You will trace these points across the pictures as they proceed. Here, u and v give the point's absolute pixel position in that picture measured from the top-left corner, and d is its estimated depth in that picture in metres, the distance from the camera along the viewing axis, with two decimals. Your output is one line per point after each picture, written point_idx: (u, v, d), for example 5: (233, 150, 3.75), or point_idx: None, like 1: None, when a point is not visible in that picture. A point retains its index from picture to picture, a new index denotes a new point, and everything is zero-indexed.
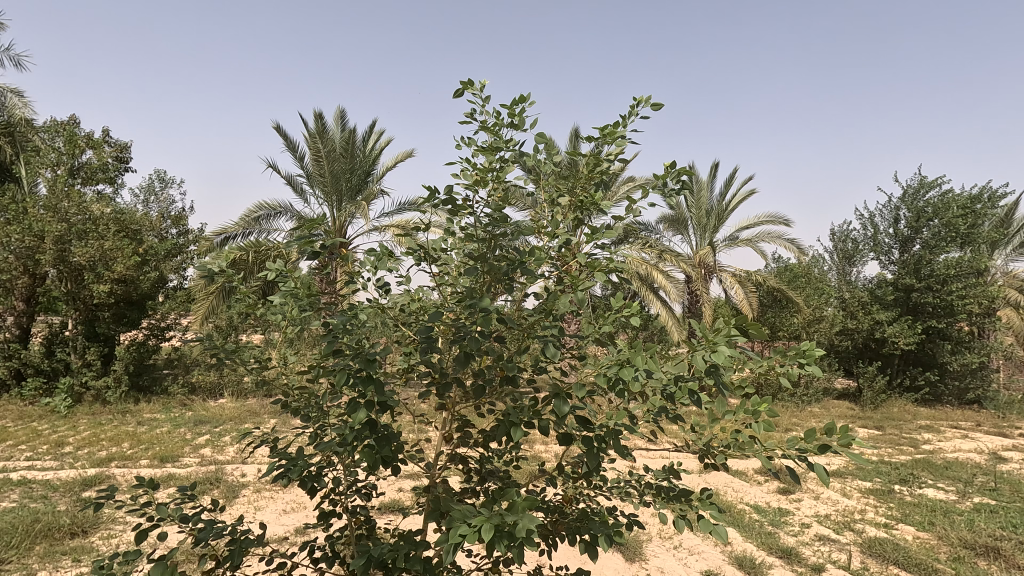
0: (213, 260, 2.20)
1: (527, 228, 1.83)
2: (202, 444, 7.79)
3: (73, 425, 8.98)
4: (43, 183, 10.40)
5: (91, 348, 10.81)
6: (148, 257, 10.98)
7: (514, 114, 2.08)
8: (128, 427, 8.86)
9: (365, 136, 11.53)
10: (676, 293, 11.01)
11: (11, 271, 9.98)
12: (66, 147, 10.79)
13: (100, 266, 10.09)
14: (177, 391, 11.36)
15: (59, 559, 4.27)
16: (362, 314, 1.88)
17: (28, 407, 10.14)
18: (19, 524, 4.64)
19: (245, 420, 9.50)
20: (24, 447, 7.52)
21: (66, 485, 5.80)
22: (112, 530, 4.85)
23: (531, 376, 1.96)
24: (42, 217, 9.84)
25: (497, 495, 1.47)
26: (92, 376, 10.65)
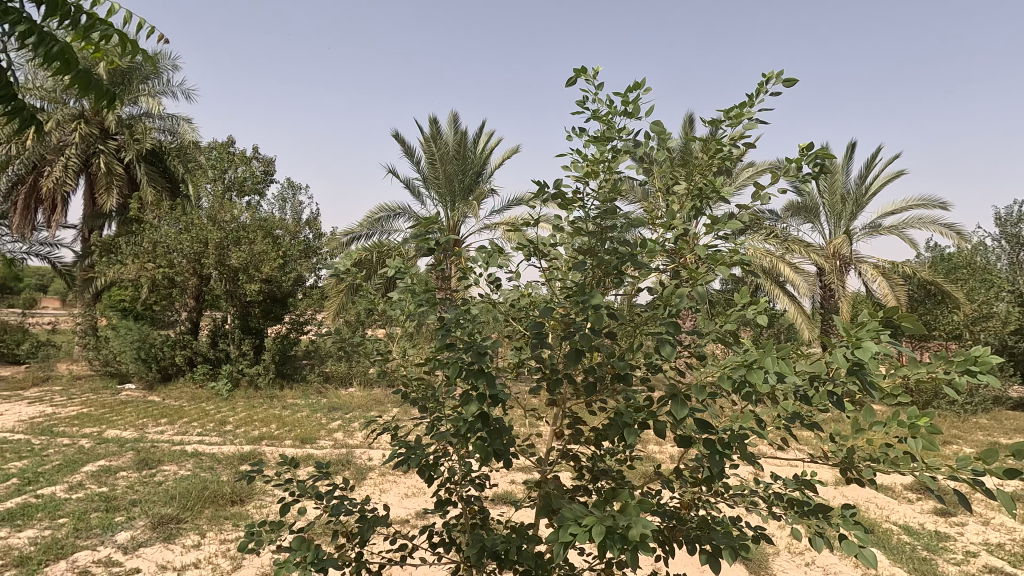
0: (342, 260, 2.38)
1: (641, 220, 1.75)
2: (335, 429, 8.52)
3: (233, 407, 10.29)
4: (205, 196, 12.01)
5: (246, 339, 12.30)
6: (288, 258, 12.28)
7: (628, 101, 2.01)
8: (276, 410, 9.99)
9: (476, 136, 11.84)
10: (806, 287, 10.07)
11: (183, 273, 11.54)
12: (221, 164, 12.39)
13: (251, 268, 11.50)
14: (314, 379, 12.60)
15: (223, 522, 4.90)
16: (474, 309, 1.91)
17: (199, 390, 11.78)
18: (193, 490, 5.41)
19: (371, 408, 10.26)
20: (197, 424, 8.76)
21: (227, 459, 6.67)
22: (263, 500, 5.49)
23: (646, 375, 1.85)
24: (205, 226, 11.41)
25: (611, 496, 1.40)
26: (247, 364, 12.10)
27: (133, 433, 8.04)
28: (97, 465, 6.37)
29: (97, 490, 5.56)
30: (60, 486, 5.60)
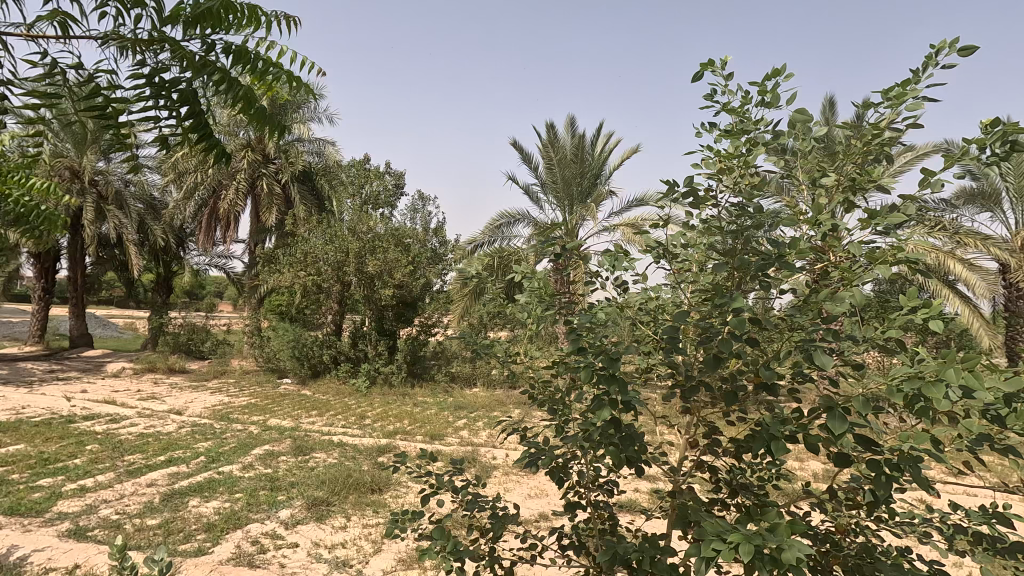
0: (471, 266, 2.49)
1: (784, 217, 1.62)
2: (461, 427, 8.92)
3: (371, 403, 11.21)
4: (346, 210, 13.25)
5: (381, 340, 13.34)
6: (417, 264, 13.13)
7: (766, 90, 1.88)
8: (408, 407, 10.70)
9: (593, 138, 11.76)
10: (985, 287, 8.63)
11: (328, 279, 12.82)
12: (359, 179, 13.59)
13: (386, 274, 12.49)
14: (441, 379, 13.29)
15: (365, 508, 5.35)
16: (602, 313, 1.90)
17: (343, 385, 12.98)
18: (339, 476, 5.97)
19: (494, 409, 10.59)
20: (341, 417, 9.66)
21: (368, 450, 7.27)
22: (398, 490, 5.90)
23: (792, 384, 1.71)
24: (347, 237, 12.60)
25: (757, 513, 1.30)
26: (382, 363, 13.10)
27: (290, 422, 9.08)
28: (263, 449, 7.29)
29: (264, 471, 6.37)
30: (236, 465, 6.50)
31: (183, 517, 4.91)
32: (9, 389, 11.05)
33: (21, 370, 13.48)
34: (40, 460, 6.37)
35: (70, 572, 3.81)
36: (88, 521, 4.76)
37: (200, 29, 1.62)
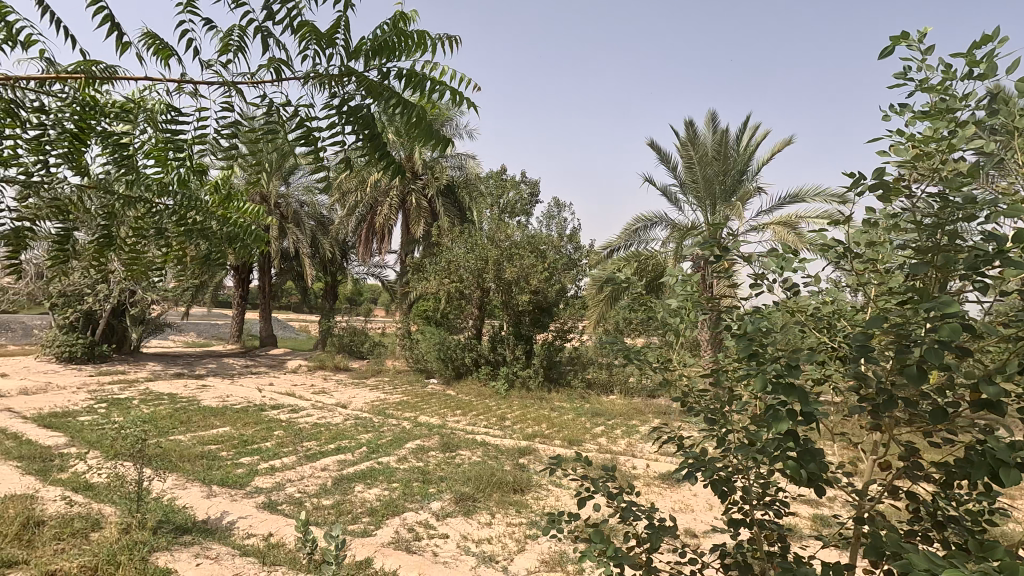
0: (621, 270, 2.46)
1: (1006, 207, 1.38)
2: (600, 434, 8.84)
3: (510, 405, 11.58)
4: (485, 220, 13.91)
5: (519, 345, 13.74)
6: (553, 270, 13.34)
7: (976, 61, 1.62)
8: (545, 411, 10.87)
9: (739, 133, 11.00)
10: None
11: (469, 286, 13.51)
12: (497, 190, 14.21)
13: (523, 281, 12.90)
14: (578, 384, 13.28)
15: (508, 507, 5.52)
16: (771, 317, 1.77)
17: (483, 387, 13.56)
18: (483, 474, 6.22)
19: (632, 417, 10.32)
20: (483, 417, 10.09)
21: (509, 451, 7.50)
22: (539, 492, 6.00)
23: (1022, 404, 1.43)
24: (486, 245, 13.21)
25: (980, 550, 1.12)
26: (520, 367, 13.45)
27: (438, 420, 9.73)
28: (416, 443, 7.89)
29: (416, 463, 6.90)
30: (393, 457, 7.11)
31: (351, 500, 5.49)
32: (218, 380, 13.25)
33: (225, 364, 16.10)
34: (242, 440, 7.55)
35: (266, 538, 4.44)
36: (278, 496, 5.53)
37: (377, 61, 1.78)
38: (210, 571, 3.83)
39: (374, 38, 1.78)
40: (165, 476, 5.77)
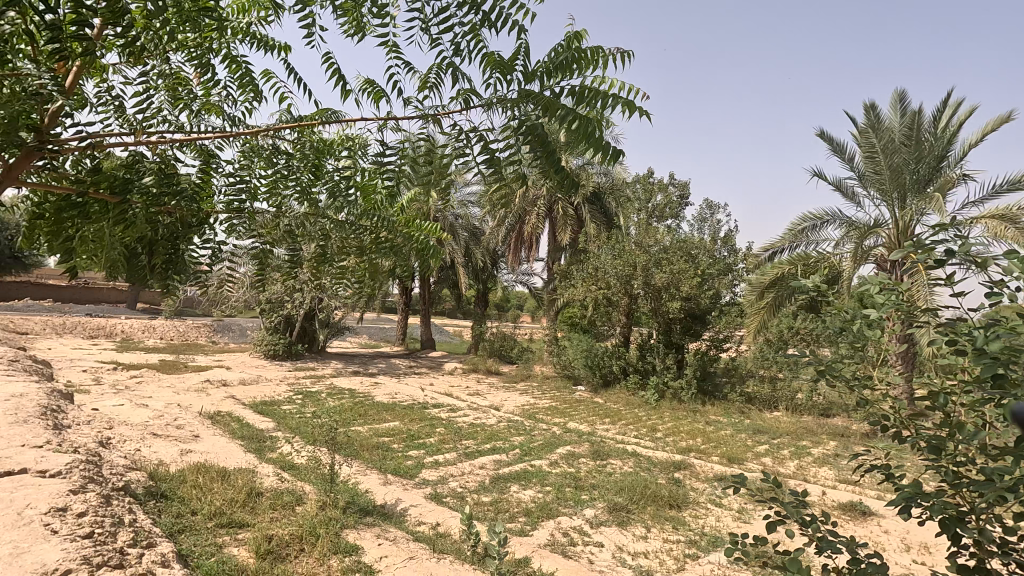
0: (808, 278, 2.28)
1: None
2: (764, 453, 8.14)
3: (661, 416, 11.18)
4: (633, 225, 13.68)
5: (670, 354, 13.23)
6: (706, 276, 12.66)
7: None
8: (700, 424, 10.30)
9: (935, 113, 9.46)
10: None
11: (617, 293, 13.34)
12: (645, 195, 13.91)
13: (673, 287, 12.42)
14: (736, 398, 12.36)
15: (664, 522, 5.32)
16: (1015, 332, 1.51)
17: (632, 396, 13.25)
18: (637, 486, 6.07)
19: (802, 437, 9.33)
20: (633, 427, 9.88)
21: (663, 464, 7.25)
22: (698, 510, 5.70)
23: None
24: (634, 251, 12.97)
25: None
26: (672, 377, 12.90)
27: (587, 427, 9.73)
28: (567, 449, 7.99)
29: (568, 468, 6.98)
30: (545, 460, 7.28)
31: (508, 499, 5.73)
32: (387, 379, 14.68)
33: (393, 365, 17.79)
34: (410, 434, 8.30)
35: (434, 527, 4.82)
36: (442, 489, 5.96)
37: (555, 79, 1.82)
38: (390, 550, 4.25)
39: (552, 59, 1.86)
40: (350, 462, 6.55)
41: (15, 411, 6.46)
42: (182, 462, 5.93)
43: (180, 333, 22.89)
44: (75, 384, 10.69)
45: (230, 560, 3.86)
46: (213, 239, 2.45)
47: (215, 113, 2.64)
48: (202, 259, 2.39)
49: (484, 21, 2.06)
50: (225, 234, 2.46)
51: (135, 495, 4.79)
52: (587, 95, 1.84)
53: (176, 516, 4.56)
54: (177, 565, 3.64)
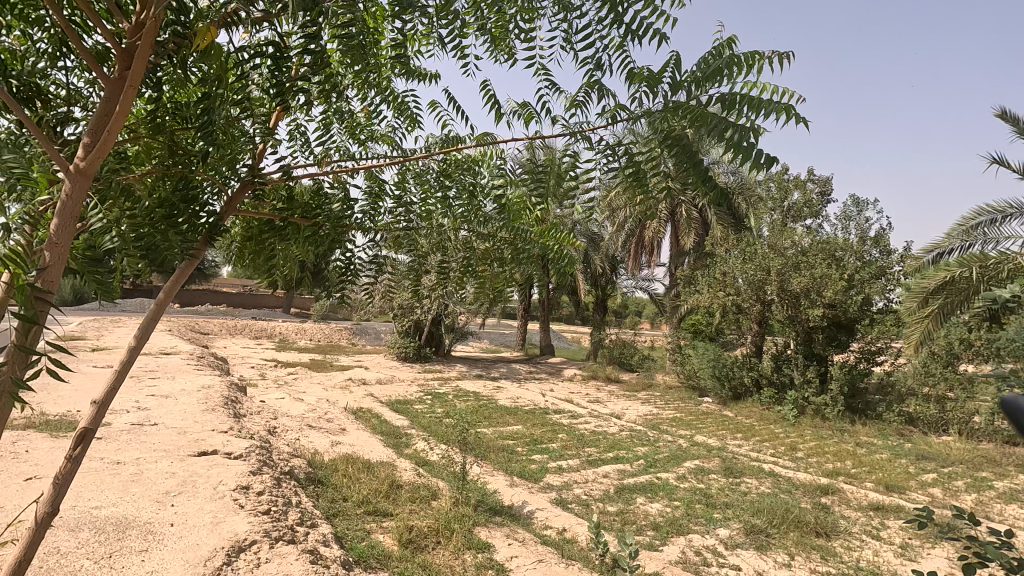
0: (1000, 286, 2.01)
1: None
2: (931, 483, 7.13)
3: (801, 434, 10.25)
4: (765, 226, 12.77)
5: (810, 366, 12.11)
6: (853, 281, 11.44)
7: None
8: (849, 446, 9.27)
9: None
10: None
11: (748, 299, 12.50)
12: (779, 194, 12.95)
13: (814, 293, 11.38)
14: (893, 418, 10.96)
15: (810, 550, 4.88)
16: None
17: (767, 411, 12.28)
18: (776, 508, 5.62)
19: (981, 467, 8.03)
20: (769, 444, 9.17)
21: (806, 486, 6.64)
22: (851, 541, 5.14)
23: None
24: (767, 254, 12.09)
25: None
26: (813, 392, 11.77)
27: (717, 441, 9.21)
28: (695, 463, 7.63)
29: (698, 484, 6.66)
30: (672, 473, 7.02)
31: (634, 510, 5.61)
32: (509, 383, 15.08)
33: (513, 370, 18.24)
34: (533, 439, 8.46)
35: (561, 532, 4.86)
36: (567, 495, 6.00)
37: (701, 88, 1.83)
38: (520, 551, 4.37)
39: (702, 71, 1.86)
40: (478, 463, 6.83)
41: (205, 400, 7.62)
42: (333, 452, 6.59)
43: (325, 335, 25.43)
44: (246, 379, 12.34)
45: (377, 545, 4.22)
46: (376, 252, 2.73)
47: (380, 141, 2.95)
48: (357, 267, 2.65)
49: (629, 35, 2.10)
50: (387, 248, 2.75)
51: (298, 479, 5.42)
52: (737, 100, 1.80)
53: (331, 501, 5.09)
54: (335, 544, 4.07)
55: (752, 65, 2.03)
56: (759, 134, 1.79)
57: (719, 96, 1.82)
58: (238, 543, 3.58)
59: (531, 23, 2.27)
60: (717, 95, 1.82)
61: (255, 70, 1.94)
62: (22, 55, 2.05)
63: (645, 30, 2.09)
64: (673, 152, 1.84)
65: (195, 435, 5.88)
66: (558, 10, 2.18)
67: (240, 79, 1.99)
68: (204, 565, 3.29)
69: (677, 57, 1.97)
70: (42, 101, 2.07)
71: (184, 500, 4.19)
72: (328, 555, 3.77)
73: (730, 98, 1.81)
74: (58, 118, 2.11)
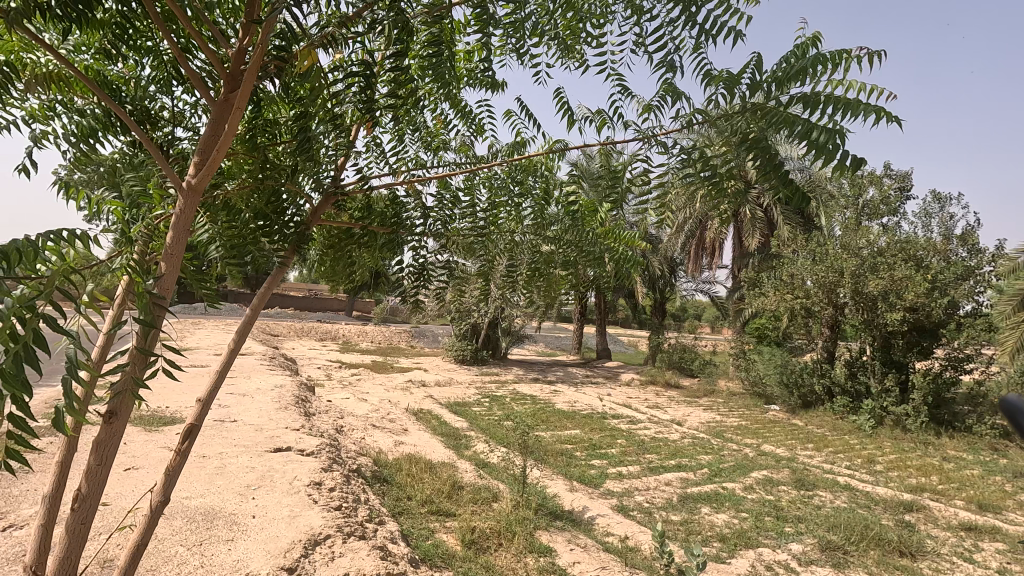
0: None
1: None
2: None
3: (879, 446, 9.63)
4: (837, 226, 12.12)
5: (889, 374, 11.36)
6: (937, 282, 10.67)
7: None
8: (934, 460, 8.62)
9: None
10: None
11: (819, 302, 11.88)
12: (852, 191, 12.27)
13: (893, 296, 10.69)
14: (986, 431, 10.09)
15: (893, 571, 4.57)
16: None
17: (840, 421, 11.61)
18: (855, 525, 5.29)
19: None
20: (844, 456, 8.67)
21: (887, 502, 6.22)
22: (940, 563, 4.77)
23: None
24: (840, 254, 11.46)
25: None
26: (893, 402, 11.03)
27: (786, 451, 8.80)
28: (763, 474, 7.32)
29: (767, 496, 6.38)
30: (738, 484, 6.77)
31: (699, 520, 5.44)
32: (565, 387, 15.00)
33: (570, 374, 18.13)
34: (592, 443, 8.38)
35: (624, 540, 4.78)
36: (629, 502, 5.90)
37: (782, 90, 1.82)
38: (582, 557, 4.33)
39: (785, 70, 1.83)
40: (538, 467, 6.83)
41: (278, 398, 8.03)
42: (397, 451, 6.78)
43: (386, 338, 26.18)
44: (313, 379, 12.90)
45: (442, 545, 4.30)
46: (445, 258, 2.81)
47: (451, 150, 3.04)
48: (419, 269, 2.74)
49: (704, 36, 2.08)
50: (456, 254, 2.82)
51: (365, 477, 5.61)
52: (821, 100, 1.75)
53: (396, 499, 5.23)
54: (402, 542, 4.18)
55: (837, 63, 1.96)
56: (844, 134, 1.74)
57: (801, 96, 1.78)
58: (314, 537, 3.75)
59: (602, 27, 2.29)
60: (799, 95, 1.78)
61: (345, 88, 2.05)
62: (134, 81, 2.24)
63: (721, 30, 2.07)
64: (752, 154, 1.82)
65: (270, 432, 6.21)
66: (630, 13, 2.19)
67: (331, 98, 2.12)
68: (284, 557, 3.46)
69: (758, 57, 1.93)
70: (153, 121, 2.27)
71: (264, 494, 4.44)
72: (396, 552, 3.88)
73: (813, 98, 1.77)
74: (164, 139, 2.28)
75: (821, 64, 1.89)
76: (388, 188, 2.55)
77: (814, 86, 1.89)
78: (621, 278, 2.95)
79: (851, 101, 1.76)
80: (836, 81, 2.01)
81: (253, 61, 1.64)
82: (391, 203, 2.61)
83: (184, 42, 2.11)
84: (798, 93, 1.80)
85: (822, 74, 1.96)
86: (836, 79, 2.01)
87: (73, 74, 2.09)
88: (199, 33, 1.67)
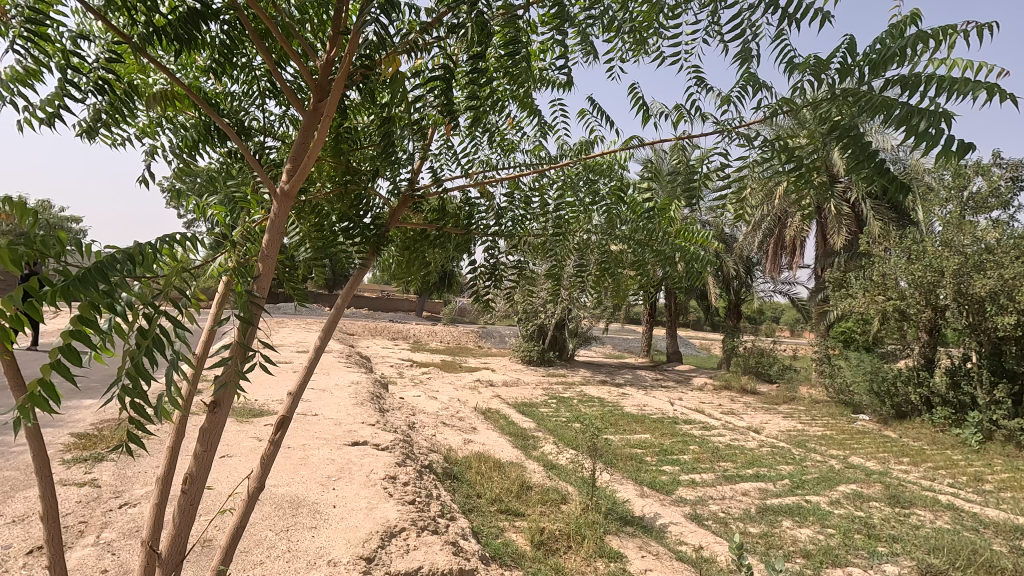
0: None
1: None
2: None
3: (988, 463, 8.73)
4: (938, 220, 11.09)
5: (999, 384, 10.28)
6: None
7: None
8: None
9: None
10: None
11: (916, 305, 10.91)
12: (954, 182, 11.21)
13: (1003, 297, 9.75)
14: None
15: None
16: None
17: (941, 434, 10.62)
18: (958, 547, 4.83)
19: None
20: (945, 472, 7.93)
21: (997, 525, 5.62)
22: None
23: None
24: (939, 253, 10.43)
25: None
26: (1004, 415, 9.95)
27: (877, 464, 8.16)
28: (851, 488, 6.82)
29: (856, 511, 5.94)
30: (823, 497, 6.35)
31: (780, 534, 5.15)
32: (634, 390, 14.68)
33: (639, 376, 17.74)
34: (662, 449, 8.14)
35: (698, 550, 4.61)
36: (702, 510, 5.69)
37: (879, 74, 1.69)
38: (656, 566, 4.22)
39: (880, 51, 1.70)
40: (607, 470, 6.74)
41: (355, 394, 8.40)
42: (466, 449, 6.90)
43: (454, 338, 26.68)
44: (387, 376, 13.41)
45: (512, 544, 4.33)
46: (513, 257, 2.83)
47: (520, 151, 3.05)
48: (487, 268, 2.78)
49: (787, 20, 1.97)
50: (525, 253, 2.83)
51: (436, 473, 5.75)
52: (922, 81, 1.61)
53: (466, 497, 5.33)
54: (472, 539, 4.24)
55: (941, 40, 1.79)
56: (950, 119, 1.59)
57: (899, 78, 1.64)
58: (390, 529, 3.89)
59: (677, 17, 2.22)
60: (896, 77, 1.64)
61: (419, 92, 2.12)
62: (229, 96, 2.42)
63: (805, 14, 1.95)
64: (843, 144, 1.70)
65: (348, 426, 6.51)
66: (706, 2, 2.11)
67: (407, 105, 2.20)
68: (362, 546, 3.60)
69: (848, 40, 1.81)
70: (247, 131, 2.43)
71: (343, 485, 4.65)
72: (468, 549, 3.96)
73: (913, 80, 1.62)
74: (256, 147, 2.44)
75: (922, 43, 1.73)
76: (462, 190, 2.60)
77: (915, 68, 1.74)
78: (691, 278, 2.86)
79: (958, 81, 1.60)
80: (939, 60, 1.83)
81: (340, 72, 1.74)
82: (464, 203, 2.67)
83: (276, 55, 2.26)
84: (895, 76, 1.67)
85: (922, 54, 1.79)
86: (939, 58, 1.83)
87: (181, 90, 2.30)
88: (291, 48, 1.78)
